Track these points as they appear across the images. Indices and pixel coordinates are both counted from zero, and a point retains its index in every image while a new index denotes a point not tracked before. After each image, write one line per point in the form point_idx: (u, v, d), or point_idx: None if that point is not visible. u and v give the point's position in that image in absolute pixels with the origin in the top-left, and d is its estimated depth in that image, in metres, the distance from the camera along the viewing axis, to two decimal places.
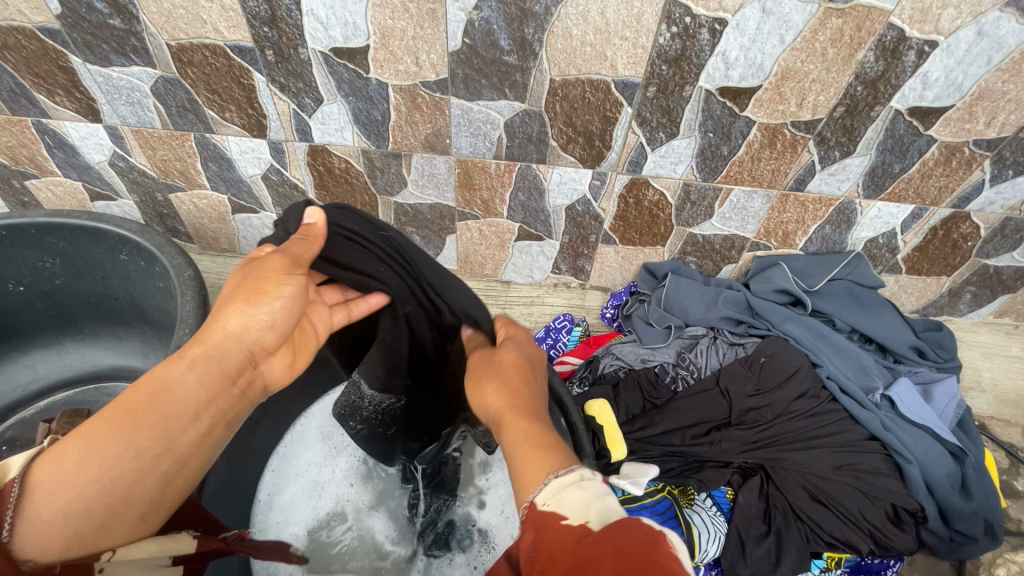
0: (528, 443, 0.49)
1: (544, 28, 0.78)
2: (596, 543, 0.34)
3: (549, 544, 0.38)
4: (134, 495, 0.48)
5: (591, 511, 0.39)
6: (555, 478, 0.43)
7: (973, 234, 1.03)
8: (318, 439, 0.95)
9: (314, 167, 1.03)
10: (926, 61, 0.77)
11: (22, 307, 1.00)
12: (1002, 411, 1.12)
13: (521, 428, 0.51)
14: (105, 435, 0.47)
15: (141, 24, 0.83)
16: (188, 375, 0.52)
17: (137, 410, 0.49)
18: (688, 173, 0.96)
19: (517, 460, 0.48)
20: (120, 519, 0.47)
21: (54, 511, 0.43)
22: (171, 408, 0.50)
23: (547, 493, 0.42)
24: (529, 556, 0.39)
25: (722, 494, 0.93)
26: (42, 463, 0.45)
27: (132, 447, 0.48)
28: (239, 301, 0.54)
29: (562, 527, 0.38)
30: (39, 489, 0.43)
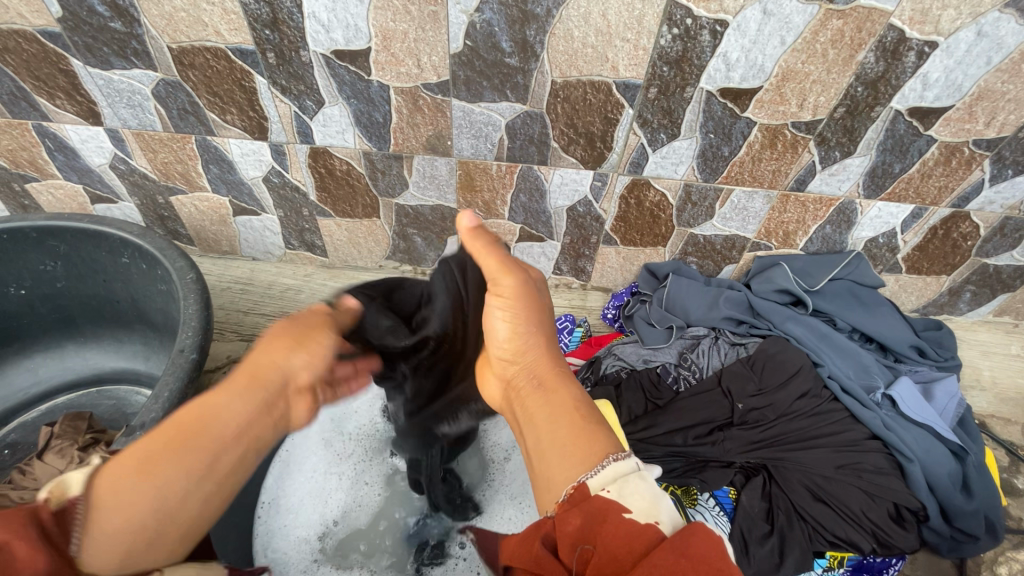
0: (574, 412, 0.51)
1: (545, 30, 0.79)
2: (672, 552, 0.36)
3: (611, 542, 0.38)
4: (180, 516, 0.46)
5: (657, 511, 0.40)
6: (614, 462, 0.44)
7: (973, 234, 1.03)
8: (321, 445, 0.95)
9: (315, 169, 1.03)
10: (926, 62, 0.77)
11: (23, 312, 1.00)
12: (1002, 409, 1.13)
13: (568, 395, 0.54)
14: (162, 461, 0.46)
15: (142, 27, 0.83)
16: (235, 404, 0.51)
17: (187, 437, 0.47)
18: (689, 174, 0.97)
19: (564, 423, 0.50)
20: (168, 535, 0.46)
21: (108, 526, 0.43)
22: (223, 432, 0.49)
23: (602, 479, 0.43)
24: (581, 547, 0.39)
25: (724, 494, 0.93)
26: (101, 481, 0.44)
27: (183, 470, 0.46)
28: (285, 344, 0.57)
29: (625, 522, 0.39)
30: (100, 504, 0.43)
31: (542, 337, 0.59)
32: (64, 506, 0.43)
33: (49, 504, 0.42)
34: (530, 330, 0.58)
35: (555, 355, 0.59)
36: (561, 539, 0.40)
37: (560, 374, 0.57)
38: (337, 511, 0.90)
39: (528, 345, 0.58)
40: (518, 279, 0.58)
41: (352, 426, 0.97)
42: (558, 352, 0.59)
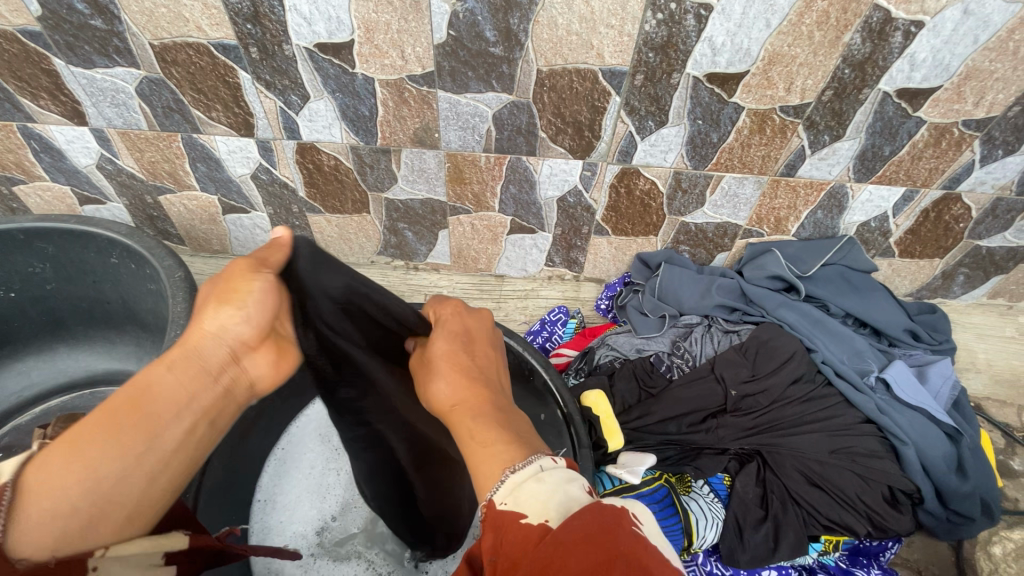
0: (475, 443, 0.47)
1: (529, 18, 0.78)
2: (556, 541, 0.35)
3: (510, 547, 0.38)
4: (118, 495, 0.48)
5: (551, 506, 0.39)
6: (512, 474, 0.43)
7: (965, 216, 1.03)
8: (317, 441, 0.94)
9: (303, 165, 1.03)
10: (913, 42, 0.77)
11: (13, 314, 0.99)
12: (998, 392, 1.13)
13: (467, 426, 0.49)
14: (90, 439, 0.48)
15: (122, 24, 0.83)
16: (169, 378, 0.52)
17: (119, 416, 0.49)
18: (679, 161, 0.96)
19: (471, 463, 0.47)
20: (111, 514, 0.48)
21: (38, 513, 0.44)
22: (155, 408, 0.50)
23: (504, 491, 0.42)
24: (490, 560, 0.39)
25: (719, 481, 0.93)
26: (34, 468, 0.46)
27: (114, 450, 0.48)
28: (211, 302, 0.53)
29: (520, 528, 0.39)
30: (31, 489, 0.45)
31: (451, 378, 0.53)
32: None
33: None
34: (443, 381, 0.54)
35: (462, 382, 0.53)
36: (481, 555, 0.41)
37: (468, 404, 0.51)
38: (334, 507, 0.90)
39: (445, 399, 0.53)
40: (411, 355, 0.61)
41: None
42: (472, 378, 0.53)
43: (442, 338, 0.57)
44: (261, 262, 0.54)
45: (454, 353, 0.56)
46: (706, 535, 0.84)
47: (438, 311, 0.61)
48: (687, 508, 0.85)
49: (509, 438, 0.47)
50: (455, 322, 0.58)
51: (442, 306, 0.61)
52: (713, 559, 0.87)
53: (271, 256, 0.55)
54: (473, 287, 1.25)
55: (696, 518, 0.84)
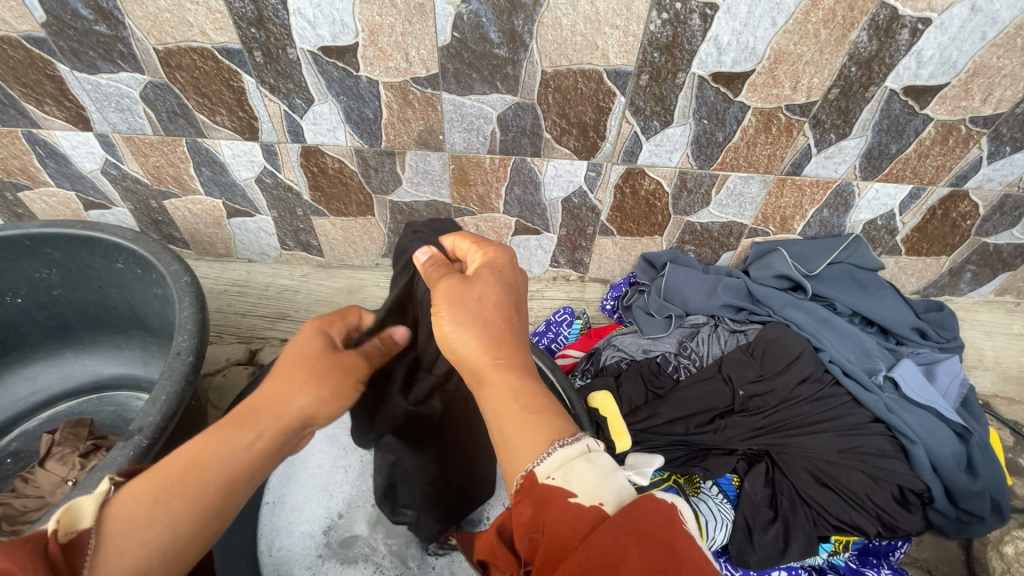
0: (518, 406, 0.45)
1: (533, 19, 0.78)
2: (613, 532, 0.34)
3: (558, 529, 0.37)
4: (187, 552, 0.46)
5: (604, 492, 0.38)
6: (561, 448, 0.41)
7: (972, 213, 1.02)
8: (324, 441, 0.96)
9: (307, 168, 1.03)
10: (920, 39, 0.76)
11: (20, 320, 0.99)
12: (1006, 389, 1.12)
13: (508, 384, 0.47)
14: (175, 496, 0.45)
15: (126, 29, 0.83)
16: (255, 446, 0.50)
17: (200, 473, 0.47)
18: (684, 161, 0.96)
19: (507, 424, 0.45)
20: (175, 568, 0.46)
21: (113, 571, 0.42)
22: (236, 473, 0.48)
23: (550, 465, 0.40)
24: (531, 536, 0.38)
25: (727, 482, 0.93)
26: (112, 516, 0.44)
27: (195, 507, 0.46)
28: (303, 382, 0.55)
29: (569, 508, 0.37)
30: (110, 541, 0.42)
31: (493, 327, 0.50)
32: (74, 537, 0.41)
33: (59, 535, 0.40)
34: (478, 329, 0.50)
35: (503, 338, 0.50)
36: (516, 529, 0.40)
37: (510, 362, 0.49)
38: (341, 505, 0.91)
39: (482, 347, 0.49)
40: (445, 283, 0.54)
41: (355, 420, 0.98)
42: (511, 336, 0.51)
43: (491, 287, 0.53)
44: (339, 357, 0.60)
45: (499, 307, 0.52)
46: (716, 535, 0.84)
47: (487, 256, 0.58)
48: (696, 509, 0.85)
49: (555, 408, 0.46)
50: (505, 274, 0.56)
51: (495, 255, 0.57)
52: (723, 560, 0.86)
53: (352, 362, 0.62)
54: None
55: (706, 518, 0.84)
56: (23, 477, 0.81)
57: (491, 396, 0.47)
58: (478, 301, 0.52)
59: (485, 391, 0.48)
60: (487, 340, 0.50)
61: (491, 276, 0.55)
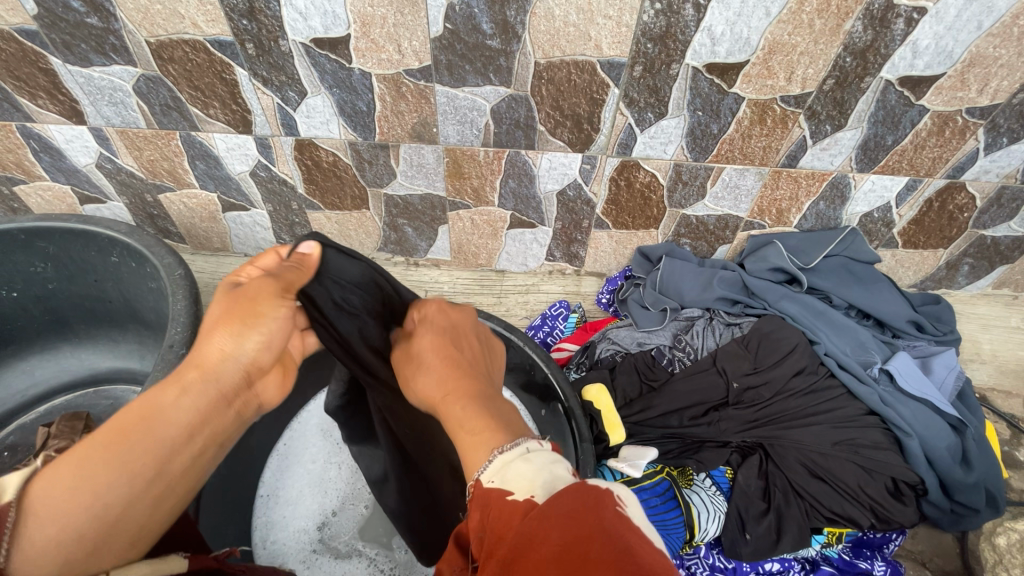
0: (464, 432, 0.47)
1: (526, 10, 0.77)
2: (539, 518, 0.35)
3: (496, 522, 0.37)
4: (124, 520, 0.48)
5: (537, 485, 0.38)
6: (499, 454, 0.42)
7: (969, 205, 1.02)
8: (319, 436, 0.94)
9: (302, 161, 1.02)
10: (915, 29, 0.75)
11: (16, 314, 1.00)
12: (1003, 382, 1.12)
13: (456, 415, 0.50)
14: (101, 463, 0.47)
15: (119, 21, 0.82)
16: (184, 399, 0.52)
17: (131, 435, 0.49)
18: (679, 153, 0.95)
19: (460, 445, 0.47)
20: (114, 539, 0.47)
21: (46, 538, 0.43)
22: (166, 433, 0.50)
23: (492, 470, 0.41)
24: (478, 536, 0.39)
25: (721, 474, 0.93)
26: (38, 488, 0.44)
27: (127, 473, 0.48)
28: (234, 327, 0.53)
29: (507, 504, 0.38)
30: (37, 512, 0.43)
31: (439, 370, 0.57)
32: None
33: None
34: (432, 372, 0.57)
35: (451, 375, 0.55)
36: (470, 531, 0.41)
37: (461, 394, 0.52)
38: (337, 502, 0.90)
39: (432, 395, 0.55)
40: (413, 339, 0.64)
41: None
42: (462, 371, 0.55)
43: (429, 336, 0.63)
44: (288, 287, 0.58)
45: (442, 345, 0.60)
46: (708, 527, 0.84)
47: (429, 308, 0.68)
48: (688, 501, 0.84)
49: (499, 425, 0.47)
50: (442, 321, 0.64)
51: (426, 308, 0.68)
52: (716, 551, 0.87)
53: (291, 276, 0.59)
54: (474, 283, 1.24)
55: (698, 511, 0.84)
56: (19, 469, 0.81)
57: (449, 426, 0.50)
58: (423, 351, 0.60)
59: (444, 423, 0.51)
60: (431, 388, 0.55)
61: (428, 329, 0.64)
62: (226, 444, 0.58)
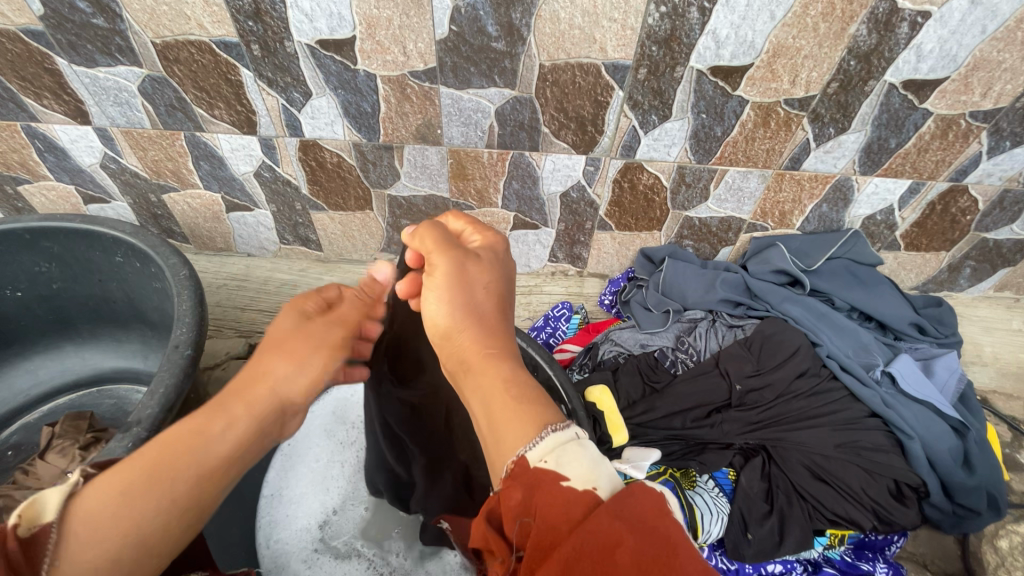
0: (509, 395, 0.44)
1: (531, 13, 0.77)
2: (610, 518, 0.34)
3: (553, 517, 0.35)
4: (157, 546, 0.47)
5: (598, 476, 0.37)
6: (551, 433, 0.39)
7: (971, 208, 1.02)
8: (322, 435, 0.96)
9: (306, 162, 1.02)
10: (920, 33, 0.76)
11: (20, 313, 1.00)
12: (1004, 384, 1.12)
13: (500, 372, 0.46)
14: (143, 489, 0.46)
15: (124, 22, 0.83)
16: (228, 432, 0.51)
17: (175, 464, 0.47)
18: (682, 155, 0.96)
19: (497, 412, 0.43)
20: (143, 564, 0.46)
21: (84, 562, 0.43)
22: (207, 466, 0.49)
23: (541, 449, 0.39)
24: (521, 520, 0.37)
25: (723, 476, 0.93)
26: (79, 505, 0.44)
27: (168, 502, 0.46)
28: (285, 363, 0.54)
29: (564, 493, 0.36)
30: (77, 533, 0.43)
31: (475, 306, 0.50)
32: (35, 532, 0.42)
33: (20, 531, 0.41)
34: (468, 310, 0.50)
35: (492, 327, 0.50)
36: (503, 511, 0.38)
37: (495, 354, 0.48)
38: (339, 501, 0.90)
39: (448, 325, 0.49)
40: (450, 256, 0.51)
41: (353, 414, 0.98)
42: (499, 328, 0.50)
43: (487, 269, 0.52)
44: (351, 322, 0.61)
45: (493, 289, 0.52)
46: (711, 529, 0.84)
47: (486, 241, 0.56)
48: (692, 503, 0.85)
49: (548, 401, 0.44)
50: (503, 261, 0.55)
51: (490, 235, 0.56)
52: (718, 553, 0.87)
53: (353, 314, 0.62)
54: None
55: (701, 512, 0.84)
56: (24, 469, 0.82)
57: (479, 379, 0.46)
58: (471, 277, 0.51)
59: (474, 377, 0.47)
60: (455, 314, 0.49)
61: (492, 259, 0.54)
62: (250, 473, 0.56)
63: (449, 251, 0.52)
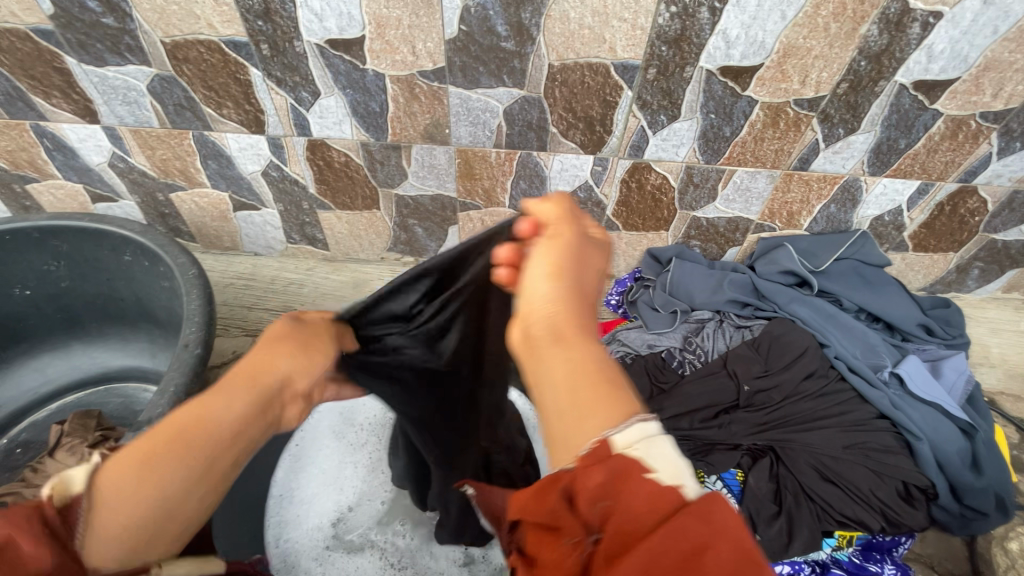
0: (596, 376, 0.36)
1: (541, 13, 0.77)
2: (699, 517, 0.28)
3: (638, 509, 0.29)
4: (185, 516, 0.42)
5: (685, 474, 0.31)
6: (641, 420, 0.33)
7: (980, 209, 1.02)
8: (331, 436, 0.96)
9: (314, 162, 1.03)
10: (931, 33, 0.75)
11: (29, 311, 1.00)
12: (1012, 386, 1.12)
13: (593, 358, 0.38)
14: (173, 457, 0.41)
15: (134, 21, 0.83)
16: (257, 409, 0.47)
17: (200, 434, 0.42)
18: (690, 155, 0.95)
19: (577, 392, 0.35)
20: (171, 539, 0.42)
21: (116, 530, 0.38)
22: (238, 440, 0.45)
23: (628, 435, 0.32)
24: (601, 506, 0.30)
25: (731, 477, 0.92)
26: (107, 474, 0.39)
27: (198, 471, 0.42)
28: (292, 346, 0.49)
29: (650, 483, 0.29)
30: (108, 503, 0.38)
31: (581, 288, 0.43)
32: (67, 504, 0.37)
33: (54, 502, 0.37)
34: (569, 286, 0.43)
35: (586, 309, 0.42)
36: (573, 494, 0.31)
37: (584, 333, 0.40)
38: (351, 500, 0.91)
39: (550, 301, 0.41)
40: (573, 234, 0.47)
41: (360, 415, 0.98)
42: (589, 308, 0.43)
43: (593, 257, 0.47)
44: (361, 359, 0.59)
45: (594, 277, 0.46)
46: None
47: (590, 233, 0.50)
48: None
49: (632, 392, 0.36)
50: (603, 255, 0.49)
51: (598, 231, 0.51)
52: None
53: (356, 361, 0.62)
54: None
55: None
56: (34, 466, 0.82)
57: (558, 350, 0.38)
58: (584, 258, 0.46)
59: (555, 351, 0.38)
60: (561, 287, 0.42)
61: (597, 250, 0.48)
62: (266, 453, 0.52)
63: (570, 229, 0.48)
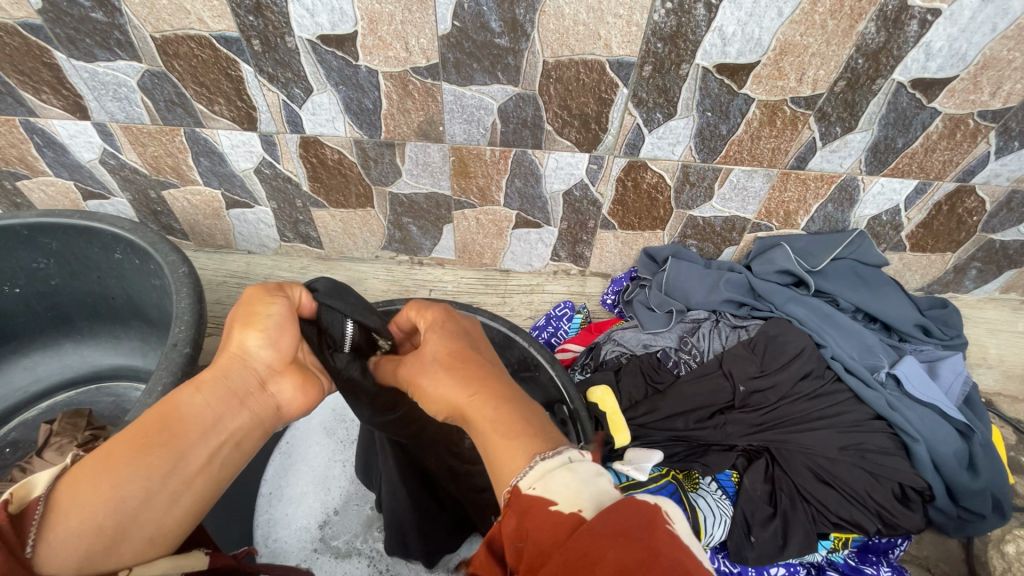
0: (499, 433, 0.46)
1: (535, 9, 0.76)
2: (591, 535, 0.34)
3: (539, 534, 0.36)
4: (142, 515, 0.48)
5: (582, 497, 0.37)
6: (540, 461, 0.41)
7: (978, 209, 1.01)
8: (322, 434, 0.95)
9: (307, 159, 1.02)
10: (929, 31, 0.75)
11: (19, 310, 0.99)
12: (1009, 387, 1.11)
13: (488, 414, 0.48)
14: (120, 459, 0.49)
15: (124, 16, 0.82)
16: (198, 398, 0.54)
17: (149, 434, 0.50)
18: (687, 154, 0.95)
19: (495, 452, 0.45)
20: (131, 538, 0.48)
21: (67, 530, 0.44)
22: (180, 430, 0.51)
23: (531, 478, 0.40)
24: (516, 545, 0.38)
25: (727, 478, 0.93)
26: (63, 485, 0.47)
27: (143, 469, 0.49)
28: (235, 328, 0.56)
29: (550, 514, 0.37)
30: (60, 508, 0.45)
31: (450, 368, 0.52)
32: (23, 508, 0.44)
33: (10, 506, 0.43)
34: (444, 376, 0.52)
35: (476, 376, 0.51)
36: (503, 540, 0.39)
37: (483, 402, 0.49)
38: (339, 500, 0.90)
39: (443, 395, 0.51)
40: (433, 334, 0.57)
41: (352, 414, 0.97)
42: (484, 377, 0.52)
43: (439, 340, 0.56)
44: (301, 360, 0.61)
45: (455, 351, 0.54)
46: (714, 532, 0.83)
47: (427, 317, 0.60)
48: (695, 505, 0.84)
49: (536, 430, 0.46)
50: (450, 324, 0.58)
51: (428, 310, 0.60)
52: (721, 556, 0.86)
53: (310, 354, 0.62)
54: (478, 282, 1.24)
55: (704, 514, 0.83)
56: (22, 468, 0.81)
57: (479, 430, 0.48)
58: (434, 348, 0.55)
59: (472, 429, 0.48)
60: (445, 380, 0.51)
61: (438, 330, 0.57)
62: (251, 448, 0.57)
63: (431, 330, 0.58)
